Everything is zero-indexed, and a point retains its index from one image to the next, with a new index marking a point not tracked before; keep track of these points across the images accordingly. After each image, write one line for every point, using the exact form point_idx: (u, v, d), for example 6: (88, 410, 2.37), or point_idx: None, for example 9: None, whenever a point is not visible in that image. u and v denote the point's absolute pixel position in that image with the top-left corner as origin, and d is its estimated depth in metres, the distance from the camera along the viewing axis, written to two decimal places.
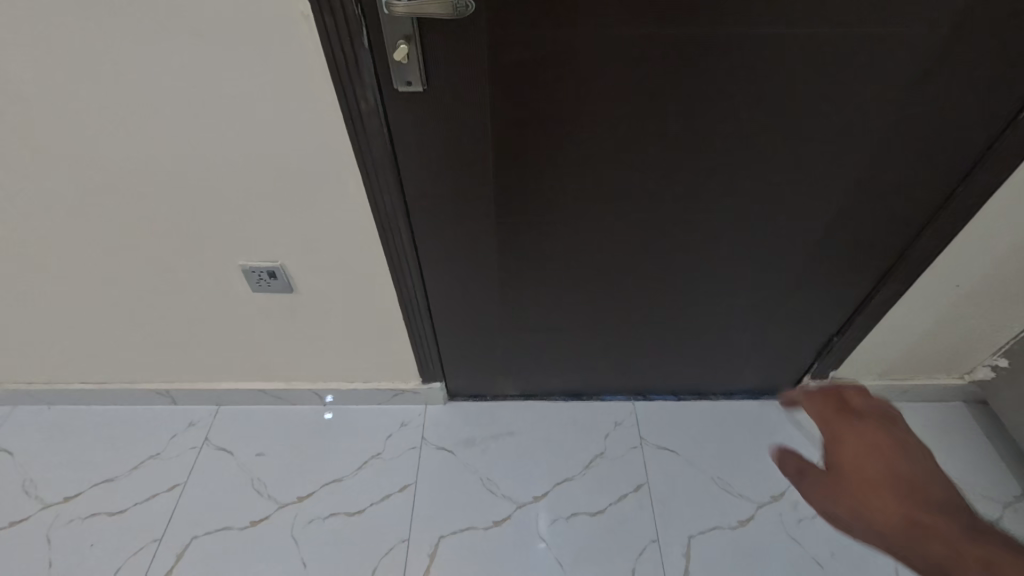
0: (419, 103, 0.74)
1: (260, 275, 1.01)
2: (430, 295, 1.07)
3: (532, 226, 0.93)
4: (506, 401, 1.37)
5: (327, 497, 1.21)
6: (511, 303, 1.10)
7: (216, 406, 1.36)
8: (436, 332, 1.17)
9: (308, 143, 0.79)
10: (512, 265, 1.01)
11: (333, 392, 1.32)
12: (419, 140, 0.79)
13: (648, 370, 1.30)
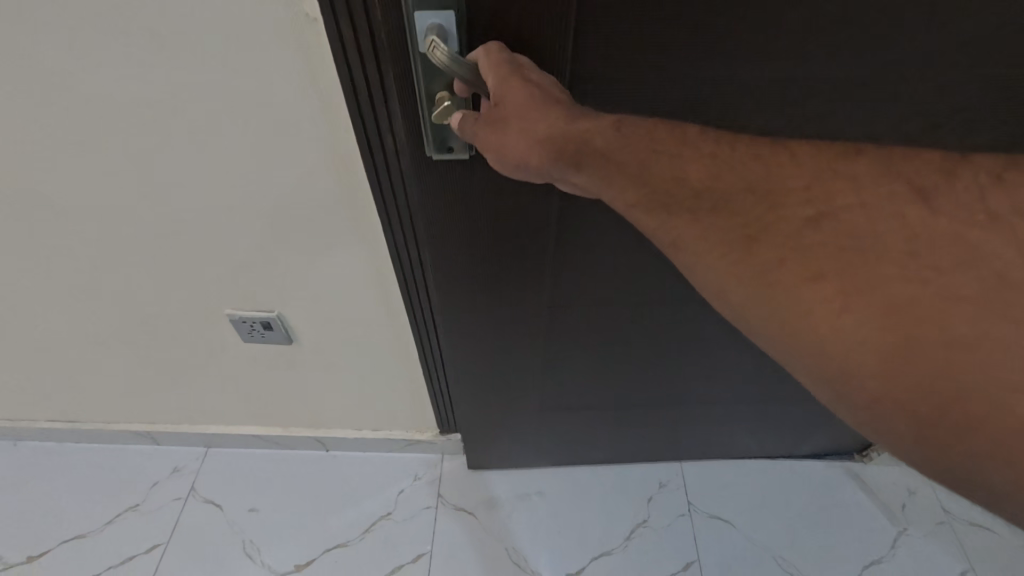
0: (462, 173, 0.54)
1: (253, 325, 0.84)
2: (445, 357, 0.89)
3: (585, 309, 0.73)
4: (540, 473, 1.17)
5: (331, 565, 1.06)
6: (558, 382, 0.89)
7: (204, 448, 1.19)
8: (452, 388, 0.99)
9: (325, 178, 0.61)
10: (568, 344, 0.80)
11: (338, 438, 1.15)
12: (449, 217, 0.59)
13: (713, 440, 1.10)
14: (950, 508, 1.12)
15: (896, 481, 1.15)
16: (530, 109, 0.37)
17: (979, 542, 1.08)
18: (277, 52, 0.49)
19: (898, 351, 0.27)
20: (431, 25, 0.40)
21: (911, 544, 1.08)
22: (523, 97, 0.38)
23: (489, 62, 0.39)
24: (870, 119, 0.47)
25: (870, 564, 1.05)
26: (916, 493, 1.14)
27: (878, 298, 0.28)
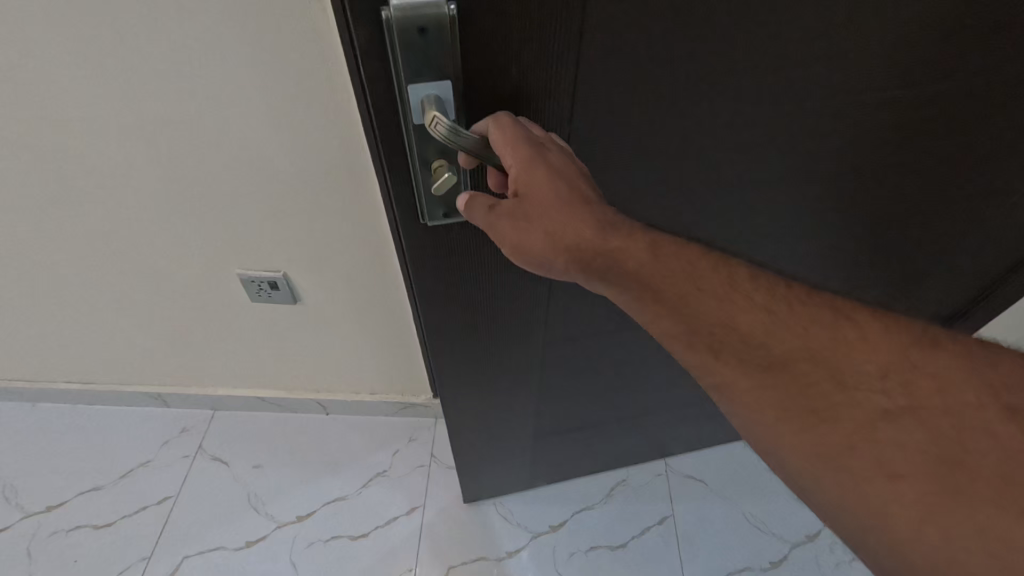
0: (459, 239, 0.49)
1: (261, 285, 0.90)
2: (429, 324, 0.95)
3: (580, 347, 0.71)
4: (532, 493, 1.16)
5: (330, 517, 1.13)
6: (554, 415, 0.86)
7: (212, 410, 1.26)
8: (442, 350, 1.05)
9: (336, 141, 0.67)
10: (564, 381, 0.78)
11: (337, 401, 1.22)
12: (444, 279, 0.54)
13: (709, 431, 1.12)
14: None
15: None
16: (560, 206, 0.37)
17: None
18: (288, 30, 0.55)
19: (934, 473, 0.28)
20: (427, 96, 0.36)
21: None
22: (548, 196, 0.37)
23: (510, 139, 0.36)
24: (852, 130, 0.45)
25: None
26: None
27: (915, 433, 0.29)
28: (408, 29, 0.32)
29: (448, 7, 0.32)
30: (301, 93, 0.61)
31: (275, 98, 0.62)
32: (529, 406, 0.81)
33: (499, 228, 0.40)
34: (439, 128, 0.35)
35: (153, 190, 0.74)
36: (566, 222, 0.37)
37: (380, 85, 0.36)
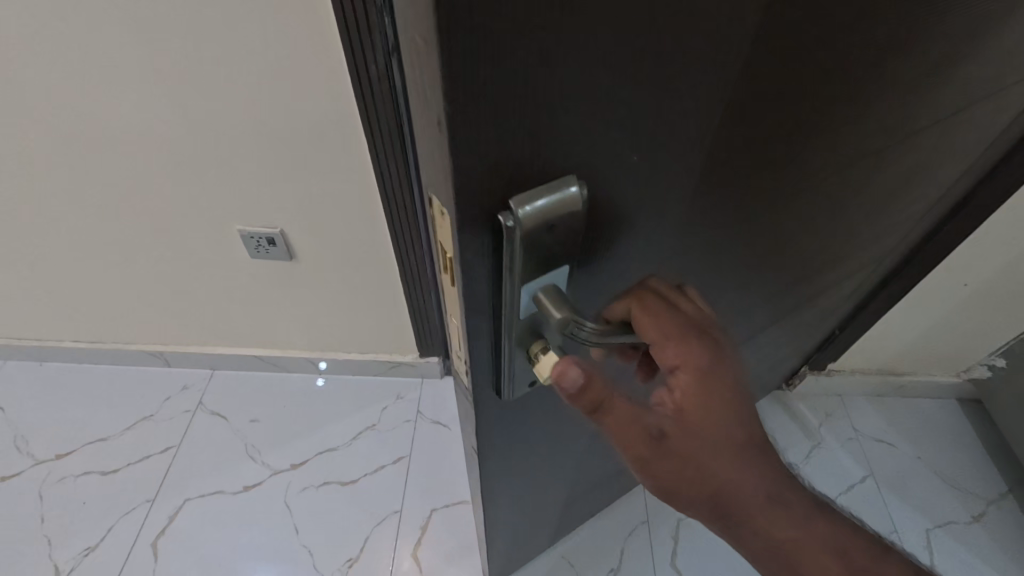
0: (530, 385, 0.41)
1: (259, 241, 0.98)
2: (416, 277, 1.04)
3: None
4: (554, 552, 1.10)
5: (323, 465, 1.22)
6: (582, 480, 0.81)
7: (211, 370, 1.35)
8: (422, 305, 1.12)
9: (329, 98, 0.75)
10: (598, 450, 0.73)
11: (329, 360, 1.30)
12: (512, 419, 0.47)
13: None
14: (860, 427, 1.26)
15: (816, 407, 1.28)
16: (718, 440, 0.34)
17: (883, 455, 1.22)
18: None
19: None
20: (542, 288, 0.29)
21: (823, 455, 1.21)
22: (710, 426, 0.34)
23: (674, 337, 0.33)
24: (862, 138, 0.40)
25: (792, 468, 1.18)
26: (831, 417, 1.27)
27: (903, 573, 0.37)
28: (537, 228, 0.25)
29: (579, 190, 0.25)
30: (301, 50, 0.70)
31: (280, 54, 0.70)
32: (565, 484, 0.75)
33: (651, 455, 0.34)
34: (568, 327, 0.29)
35: (166, 144, 0.82)
36: (729, 450, 0.34)
37: (484, 282, 0.28)
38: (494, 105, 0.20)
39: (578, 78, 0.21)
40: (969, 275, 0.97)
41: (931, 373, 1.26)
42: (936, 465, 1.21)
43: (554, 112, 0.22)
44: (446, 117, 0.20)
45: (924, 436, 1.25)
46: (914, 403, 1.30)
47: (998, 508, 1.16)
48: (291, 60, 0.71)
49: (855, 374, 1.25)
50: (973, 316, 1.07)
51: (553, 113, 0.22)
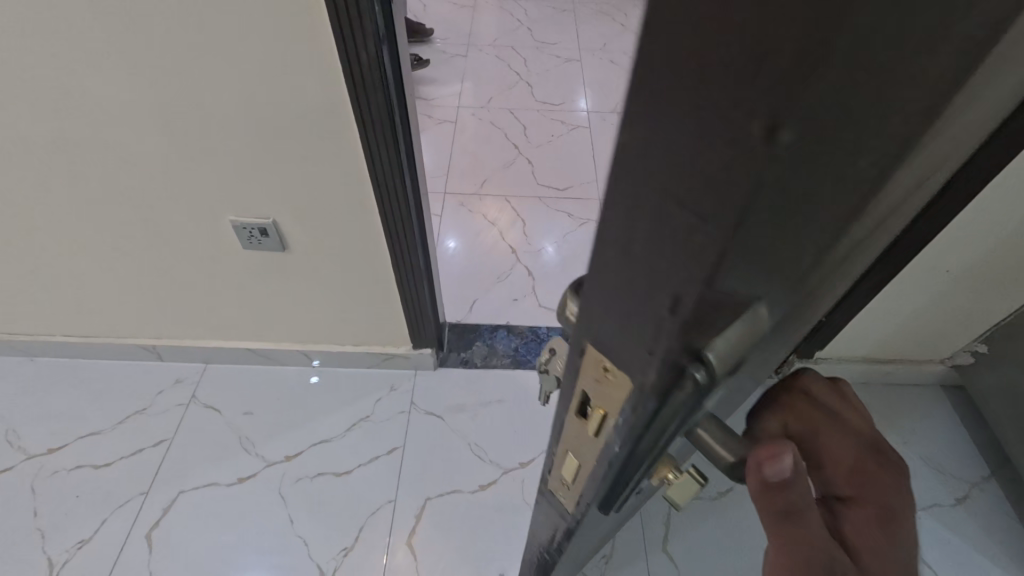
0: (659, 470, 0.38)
1: (251, 232, 0.98)
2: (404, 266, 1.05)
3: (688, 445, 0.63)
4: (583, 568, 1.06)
5: (317, 456, 1.22)
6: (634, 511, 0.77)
7: (204, 363, 1.35)
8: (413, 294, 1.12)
9: (321, 88, 0.76)
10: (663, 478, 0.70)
11: (322, 352, 1.31)
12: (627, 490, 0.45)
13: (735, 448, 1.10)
14: None
15: None
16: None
17: None
18: None
19: None
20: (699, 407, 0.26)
21: None
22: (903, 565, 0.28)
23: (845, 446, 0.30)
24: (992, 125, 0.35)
25: None
26: None
27: None
28: (723, 362, 0.22)
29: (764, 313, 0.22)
30: (293, 38, 0.70)
31: (273, 43, 0.71)
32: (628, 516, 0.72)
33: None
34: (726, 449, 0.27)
35: (158, 133, 0.82)
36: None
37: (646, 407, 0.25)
38: (783, 195, 0.15)
39: (869, 146, 0.16)
40: (951, 261, 0.99)
41: (916, 361, 1.28)
42: (920, 450, 1.24)
43: (827, 192, 0.17)
44: (736, 212, 0.15)
45: (909, 422, 1.27)
46: (900, 390, 1.33)
47: (980, 491, 1.18)
48: (284, 49, 0.71)
49: (840, 360, 1.26)
50: (956, 302, 1.08)
51: (828, 182, 0.17)
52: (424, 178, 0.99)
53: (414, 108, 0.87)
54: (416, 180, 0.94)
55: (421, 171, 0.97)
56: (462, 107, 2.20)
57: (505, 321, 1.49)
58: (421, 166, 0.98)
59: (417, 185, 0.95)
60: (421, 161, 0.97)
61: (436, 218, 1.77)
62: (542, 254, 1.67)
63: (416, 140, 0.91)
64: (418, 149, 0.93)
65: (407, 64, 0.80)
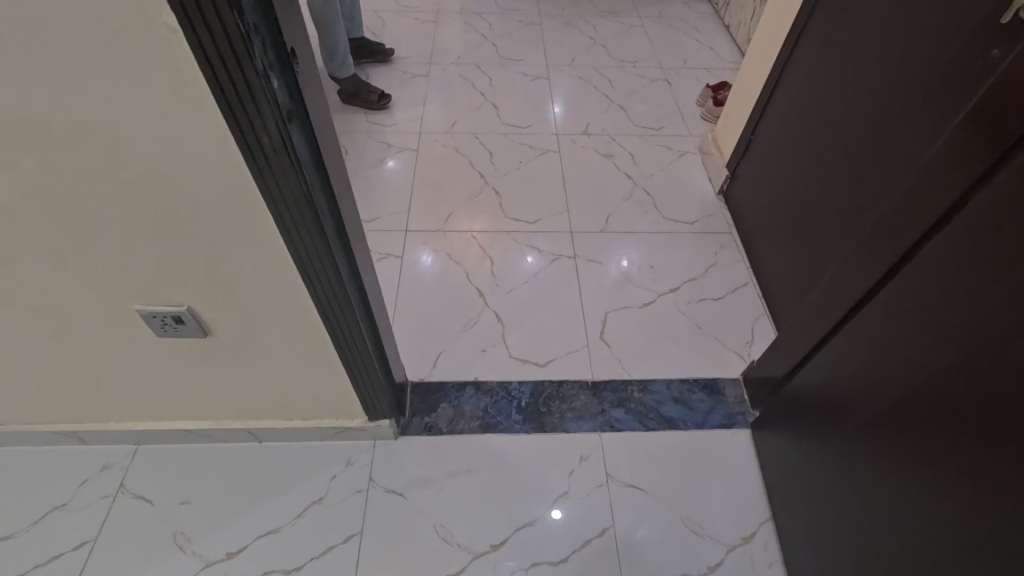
0: None
1: (164, 320, 0.84)
2: (342, 345, 0.92)
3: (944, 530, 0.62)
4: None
5: (264, 552, 1.09)
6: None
7: (135, 445, 1.20)
8: (362, 367, 1.00)
9: (221, 183, 0.61)
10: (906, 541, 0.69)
11: (266, 429, 1.18)
12: None
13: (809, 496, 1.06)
14: None
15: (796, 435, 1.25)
16: None
17: None
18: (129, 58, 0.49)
19: None
20: None
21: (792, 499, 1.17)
22: None
23: None
24: None
25: (765, 521, 1.17)
26: None
27: None
28: None
29: None
30: (171, 133, 0.55)
31: (156, 142, 0.55)
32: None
33: None
34: None
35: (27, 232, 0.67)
36: None
37: None
38: None
39: None
40: None
41: None
42: None
43: None
44: None
45: None
46: None
47: None
48: (170, 144, 0.56)
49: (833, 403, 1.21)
50: None
51: None
52: (365, 248, 0.86)
53: (345, 180, 0.73)
54: (356, 256, 0.81)
55: (362, 243, 0.84)
56: (424, 132, 2.07)
57: (473, 376, 1.37)
58: (361, 236, 0.85)
59: (357, 262, 0.82)
60: (361, 231, 0.83)
61: (397, 259, 1.64)
62: (513, 296, 1.55)
63: (351, 213, 0.78)
64: (357, 220, 0.80)
65: (327, 133, 0.66)
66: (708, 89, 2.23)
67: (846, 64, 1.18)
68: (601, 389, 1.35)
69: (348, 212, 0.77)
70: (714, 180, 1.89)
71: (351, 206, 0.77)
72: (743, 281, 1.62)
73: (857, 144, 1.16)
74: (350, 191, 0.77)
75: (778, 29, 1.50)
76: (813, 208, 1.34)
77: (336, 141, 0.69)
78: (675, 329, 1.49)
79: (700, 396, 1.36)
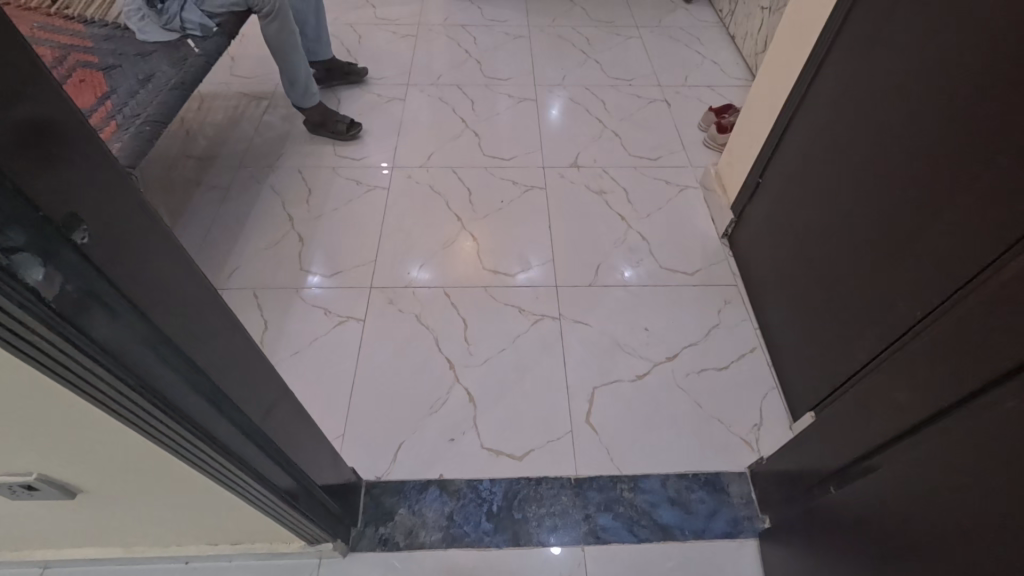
0: None
1: (12, 487, 0.65)
2: (250, 496, 0.75)
3: None
4: None
5: None
6: None
7: (40, 569, 1.03)
8: (281, 507, 0.82)
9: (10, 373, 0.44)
10: None
11: (188, 554, 1.01)
12: None
13: None
14: None
15: None
16: None
17: None
18: None
19: None
20: None
21: None
22: None
23: None
24: None
25: None
26: None
27: None
28: None
29: None
30: None
31: None
32: None
33: None
34: None
35: None
36: None
37: None
38: None
39: None
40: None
41: None
42: None
43: None
44: None
45: None
46: None
47: None
48: None
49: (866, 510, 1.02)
50: None
51: None
52: (270, 377, 0.70)
53: (228, 322, 0.57)
54: (252, 400, 0.65)
55: (263, 376, 0.68)
56: (396, 166, 1.88)
57: (437, 474, 1.19)
58: (265, 364, 0.68)
59: (254, 406, 0.66)
60: (260, 362, 0.67)
61: (358, 323, 1.45)
62: (489, 368, 1.36)
63: (241, 354, 0.61)
64: (253, 355, 0.63)
65: (185, 280, 0.49)
66: (712, 113, 2.02)
67: (871, 116, 1.00)
68: (584, 489, 1.17)
69: (238, 353, 0.60)
70: (717, 220, 1.70)
71: (243, 344, 0.61)
72: (750, 346, 1.42)
73: (886, 214, 0.97)
74: (241, 326, 0.60)
75: (790, 61, 1.30)
76: (831, 276, 1.15)
77: (207, 282, 0.53)
78: (673, 409, 1.30)
79: (699, 495, 1.17)
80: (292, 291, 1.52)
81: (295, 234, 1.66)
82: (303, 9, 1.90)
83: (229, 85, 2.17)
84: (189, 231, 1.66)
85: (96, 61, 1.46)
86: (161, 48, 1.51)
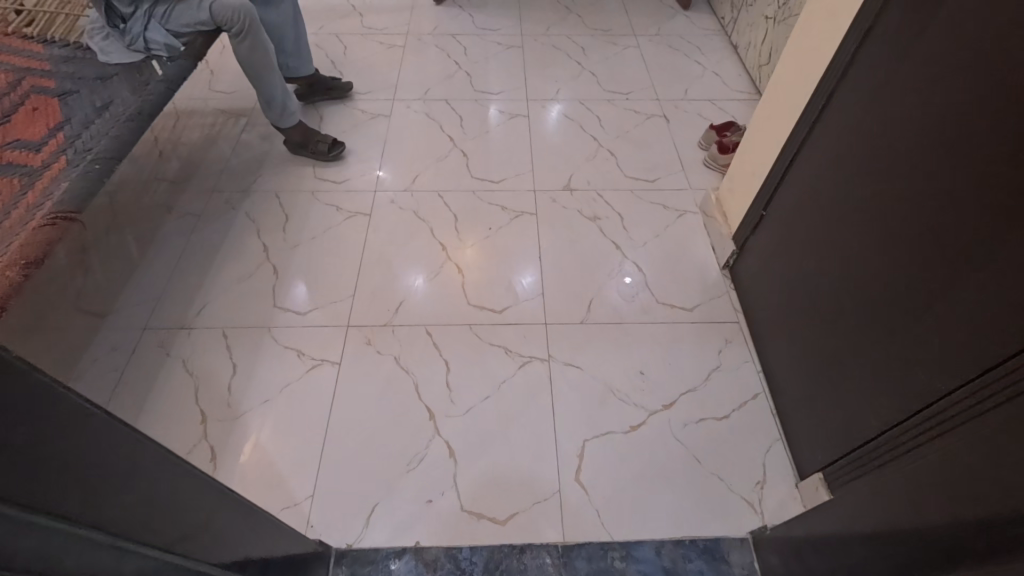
0: None
1: None
2: None
3: None
4: None
5: None
6: None
7: None
8: None
9: None
10: None
11: None
12: None
13: None
14: None
15: None
16: None
17: None
18: None
19: None
20: None
21: None
22: None
23: None
24: None
25: None
26: None
27: None
28: None
29: None
30: None
31: None
32: None
33: None
34: None
35: None
36: None
37: None
38: None
39: None
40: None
41: None
42: None
43: None
44: None
45: None
46: None
47: None
48: None
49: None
50: None
51: None
52: (197, 476, 0.59)
53: (124, 442, 0.45)
54: (166, 517, 0.53)
55: (184, 478, 0.56)
56: (379, 190, 1.78)
57: (414, 541, 1.10)
58: (185, 466, 0.56)
59: (169, 523, 0.53)
60: (179, 463, 0.55)
61: (333, 367, 1.36)
62: (472, 419, 1.27)
63: (149, 466, 0.49)
64: (167, 458, 0.52)
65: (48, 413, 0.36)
66: (712, 130, 1.91)
67: (890, 155, 0.88)
68: (572, 558, 1.08)
69: (142, 465, 0.49)
70: (717, 249, 1.60)
71: (152, 450, 0.50)
72: (752, 392, 1.32)
73: (905, 269, 0.87)
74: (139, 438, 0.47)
75: (799, 84, 1.19)
76: (841, 324, 1.05)
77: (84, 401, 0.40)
78: (669, 465, 1.21)
79: (696, 565, 1.09)
80: (263, 329, 1.42)
81: (269, 265, 1.56)
82: (281, 24, 1.81)
83: (206, 101, 2.07)
84: (157, 263, 1.57)
85: (52, 85, 1.35)
86: (124, 70, 1.42)
